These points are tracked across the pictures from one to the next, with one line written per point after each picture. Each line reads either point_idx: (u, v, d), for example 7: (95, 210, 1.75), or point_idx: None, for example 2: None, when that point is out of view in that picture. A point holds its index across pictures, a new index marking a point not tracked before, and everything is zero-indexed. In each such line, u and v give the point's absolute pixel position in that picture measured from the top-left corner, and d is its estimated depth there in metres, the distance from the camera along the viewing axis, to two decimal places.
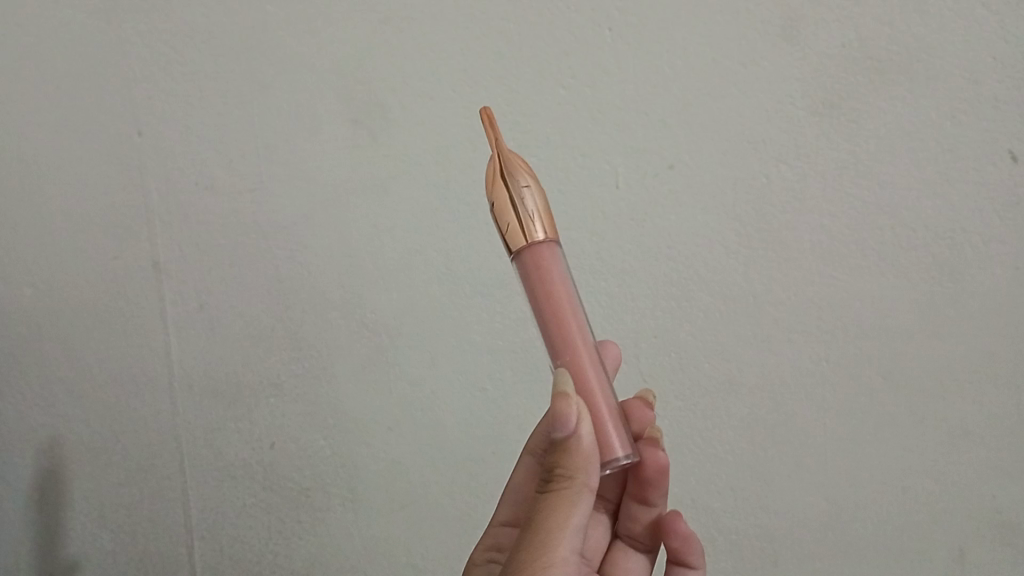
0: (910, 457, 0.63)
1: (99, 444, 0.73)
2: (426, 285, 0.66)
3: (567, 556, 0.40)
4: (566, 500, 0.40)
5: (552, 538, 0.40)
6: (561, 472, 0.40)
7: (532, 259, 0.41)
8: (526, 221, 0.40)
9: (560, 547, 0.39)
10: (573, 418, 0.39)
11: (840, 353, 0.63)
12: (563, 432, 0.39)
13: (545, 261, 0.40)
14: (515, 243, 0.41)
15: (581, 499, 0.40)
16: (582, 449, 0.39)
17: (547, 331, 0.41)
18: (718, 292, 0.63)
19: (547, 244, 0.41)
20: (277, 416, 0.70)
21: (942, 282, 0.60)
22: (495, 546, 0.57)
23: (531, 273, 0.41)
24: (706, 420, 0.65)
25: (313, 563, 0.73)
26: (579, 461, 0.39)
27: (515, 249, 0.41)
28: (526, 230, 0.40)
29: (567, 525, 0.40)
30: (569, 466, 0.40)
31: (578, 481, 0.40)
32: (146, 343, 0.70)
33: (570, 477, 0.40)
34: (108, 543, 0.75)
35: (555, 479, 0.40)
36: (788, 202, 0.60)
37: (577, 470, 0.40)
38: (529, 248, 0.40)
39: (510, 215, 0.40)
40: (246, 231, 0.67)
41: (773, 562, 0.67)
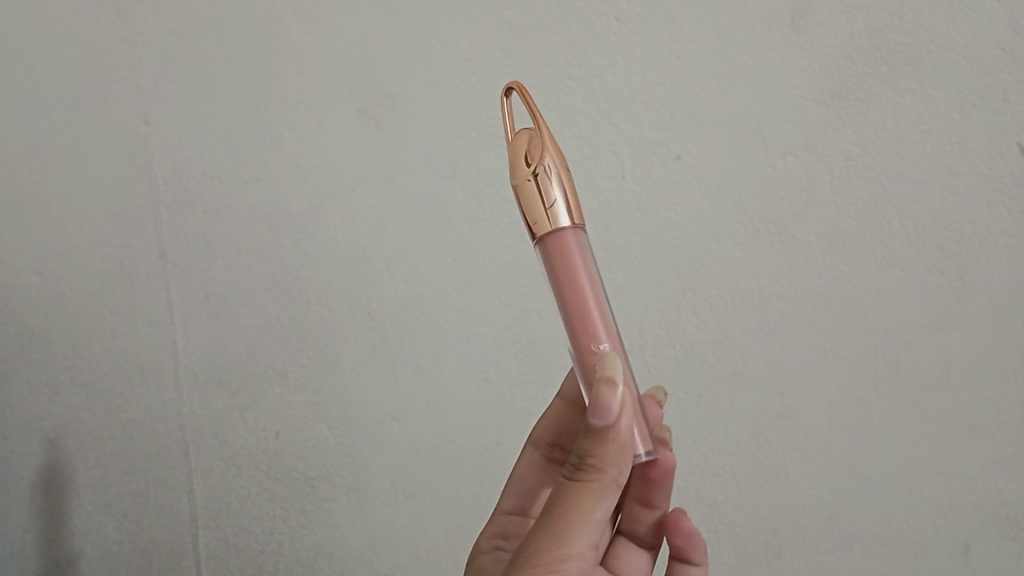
0: (916, 452, 0.63)
1: (107, 432, 0.74)
2: (430, 276, 0.65)
3: (582, 551, 0.39)
4: (593, 493, 0.38)
5: (573, 531, 0.38)
6: (589, 463, 0.38)
7: (558, 244, 0.39)
8: (553, 206, 0.39)
9: (576, 542, 0.38)
10: (615, 409, 0.37)
11: (846, 347, 0.62)
12: (601, 422, 0.37)
13: (570, 248, 0.39)
14: (541, 227, 0.39)
15: (607, 493, 0.38)
16: (616, 442, 0.38)
17: (572, 317, 0.40)
18: (723, 285, 0.62)
19: (573, 230, 0.39)
20: (282, 406, 0.71)
21: (950, 276, 0.59)
22: (501, 534, 0.57)
23: (557, 259, 0.39)
24: (711, 414, 0.65)
25: (317, 552, 0.74)
26: (613, 453, 0.38)
27: (541, 233, 0.39)
28: (551, 215, 0.39)
29: (589, 519, 0.38)
30: (601, 458, 0.38)
31: (607, 475, 0.38)
32: (153, 332, 0.70)
33: (600, 470, 0.38)
34: (115, 530, 0.76)
35: (582, 469, 0.39)
36: (794, 194, 0.59)
37: (607, 463, 0.38)
38: (555, 233, 0.39)
39: (535, 199, 0.39)
40: (251, 221, 0.67)
41: (778, 558, 0.66)
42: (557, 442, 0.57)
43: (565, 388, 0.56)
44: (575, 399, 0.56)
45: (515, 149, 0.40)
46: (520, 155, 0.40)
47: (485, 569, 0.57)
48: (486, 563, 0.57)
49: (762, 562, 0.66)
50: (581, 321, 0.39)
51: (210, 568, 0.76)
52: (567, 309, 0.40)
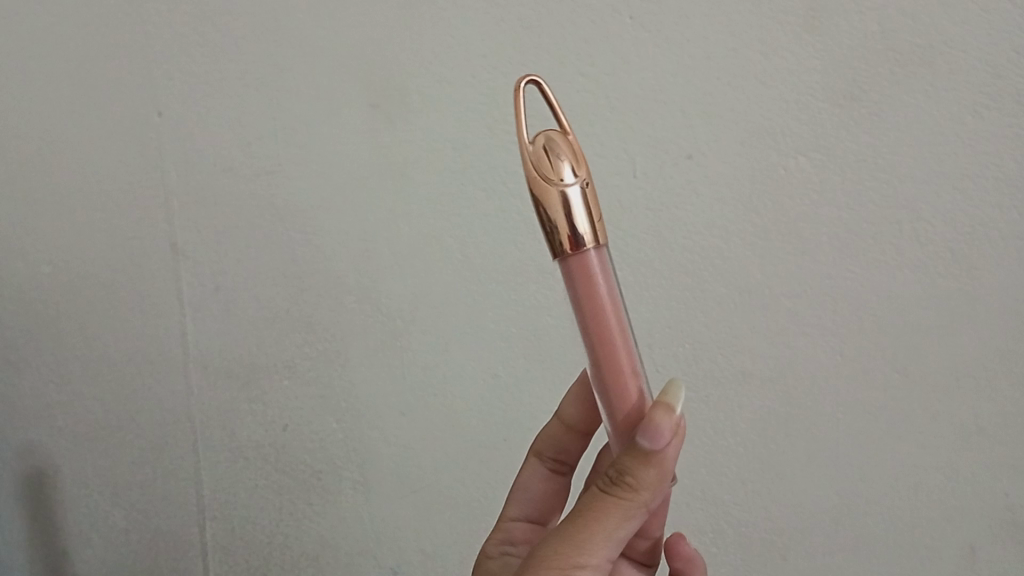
0: (923, 454, 0.63)
1: (116, 422, 0.74)
2: (440, 271, 0.66)
3: (599, 563, 0.38)
4: (623, 511, 0.38)
5: (592, 540, 0.38)
6: (626, 480, 0.38)
7: (582, 264, 0.37)
8: (578, 222, 0.37)
9: (595, 554, 0.38)
10: (665, 436, 0.37)
11: (855, 349, 0.62)
12: (646, 444, 0.37)
13: (594, 269, 0.38)
14: (565, 244, 0.37)
15: (635, 515, 0.38)
16: (657, 467, 0.38)
17: (595, 338, 0.39)
18: (734, 284, 0.62)
19: (596, 249, 0.38)
20: (290, 399, 0.71)
21: (960, 278, 0.59)
22: (507, 540, 0.58)
23: (581, 279, 0.38)
24: (718, 412, 0.65)
25: (324, 545, 0.74)
26: (652, 476, 0.38)
27: (563, 250, 0.37)
28: (576, 233, 0.37)
29: (611, 534, 0.38)
30: (639, 479, 0.38)
31: (639, 497, 0.38)
32: (163, 324, 0.71)
33: (635, 491, 0.38)
34: (122, 520, 0.77)
35: (618, 483, 0.38)
36: (806, 194, 0.59)
37: (643, 485, 0.38)
38: (579, 252, 0.37)
39: (559, 215, 0.37)
40: (262, 214, 0.67)
41: (781, 557, 0.67)
42: (558, 458, 0.58)
43: (563, 411, 0.56)
44: (571, 422, 0.56)
45: (532, 154, 0.37)
46: (537, 161, 0.37)
47: (491, 571, 0.56)
48: (491, 568, 0.56)
49: (766, 560, 0.67)
50: (602, 345, 0.39)
51: (217, 560, 0.76)
52: (588, 330, 0.39)
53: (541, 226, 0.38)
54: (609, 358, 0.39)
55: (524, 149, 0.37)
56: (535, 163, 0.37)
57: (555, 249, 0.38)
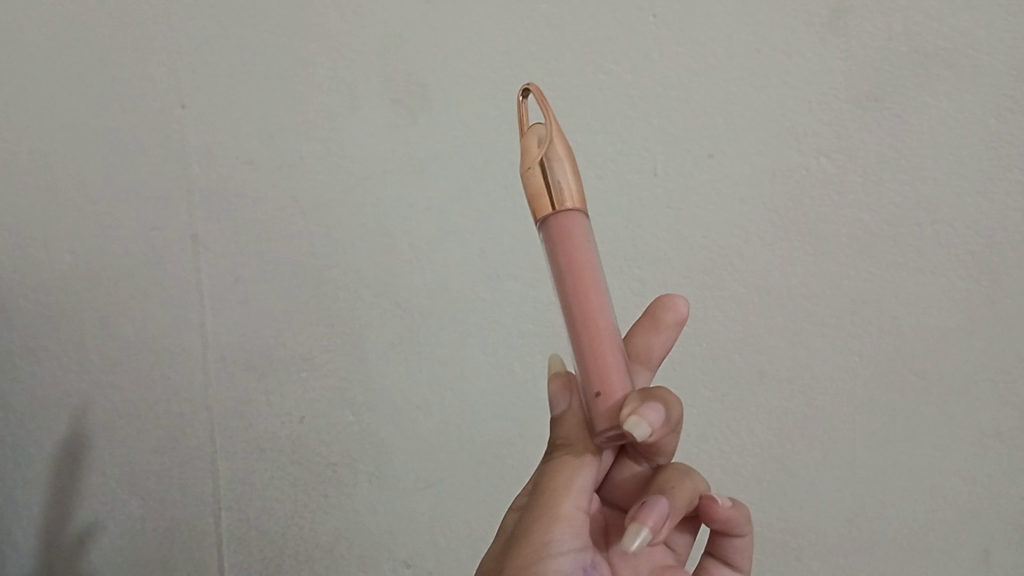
0: (940, 456, 0.63)
1: (134, 411, 0.74)
2: (460, 265, 0.66)
3: (572, 513, 0.40)
4: (571, 464, 0.40)
5: (558, 496, 0.40)
6: (561, 442, 0.41)
7: (558, 226, 0.37)
8: (554, 190, 0.37)
9: (565, 503, 0.40)
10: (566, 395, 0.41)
11: (873, 350, 0.62)
12: (557, 409, 0.41)
13: (570, 232, 0.37)
14: (544, 211, 0.37)
15: (584, 462, 0.40)
16: (579, 422, 0.41)
17: (572, 304, 0.38)
18: (752, 283, 0.62)
19: (574, 212, 0.37)
20: (307, 391, 0.71)
21: (979, 280, 0.59)
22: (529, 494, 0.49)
23: (558, 242, 0.37)
24: (735, 412, 0.64)
25: (338, 537, 0.74)
26: (577, 431, 0.41)
27: (543, 216, 0.38)
28: (554, 195, 0.37)
29: (573, 482, 0.40)
30: (569, 435, 0.41)
31: (578, 447, 0.41)
32: (182, 314, 0.71)
33: (570, 443, 0.41)
34: (136, 510, 0.77)
35: (556, 449, 0.41)
36: (826, 194, 0.59)
37: (576, 437, 0.41)
38: (556, 216, 0.37)
39: (540, 184, 0.37)
40: (283, 207, 0.67)
41: (797, 559, 0.66)
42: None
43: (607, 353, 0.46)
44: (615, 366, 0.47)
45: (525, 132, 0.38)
46: (528, 138, 0.38)
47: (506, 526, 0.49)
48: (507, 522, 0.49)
49: (783, 563, 0.66)
50: (579, 306, 0.37)
51: (230, 550, 0.76)
52: (566, 299, 0.38)
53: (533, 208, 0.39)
54: (582, 317, 0.37)
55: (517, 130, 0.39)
56: (525, 140, 0.38)
57: (539, 224, 0.38)
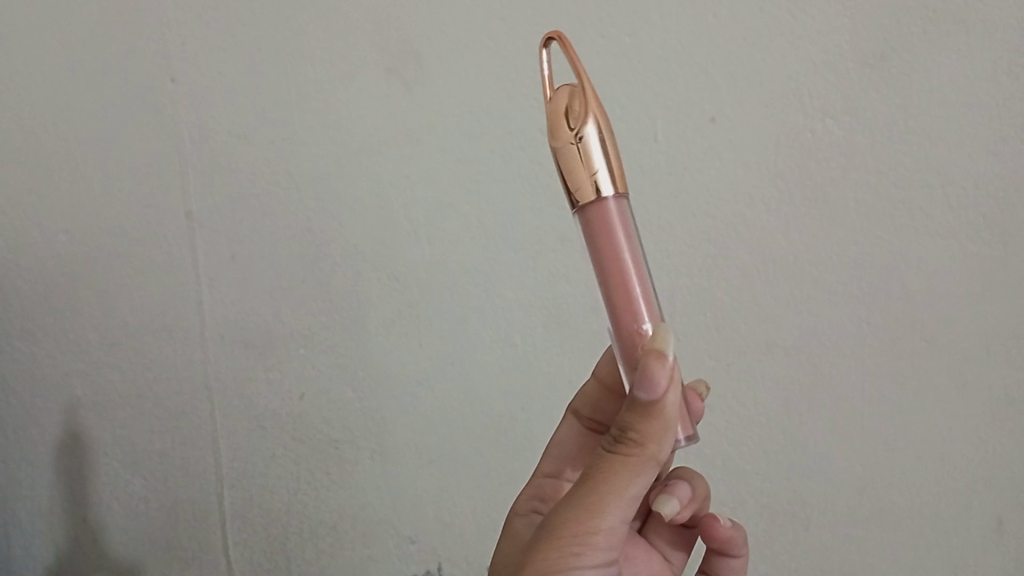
0: (951, 424, 0.61)
1: (133, 391, 0.74)
2: (460, 238, 0.64)
3: (611, 526, 0.37)
4: (630, 468, 0.37)
5: (605, 505, 0.37)
6: (630, 437, 0.37)
7: (602, 214, 0.37)
8: (598, 172, 0.36)
9: (608, 517, 0.37)
10: (662, 385, 0.36)
11: (882, 318, 0.60)
12: (648, 397, 0.37)
13: (613, 221, 0.37)
14: (584, 194, 0.37)
15: (645, 469, 0.37)
16: (661, 418, 0.37)
17: (618, 297, 0.38)
18: (757, 251, 0.60)
19: (616, 198, 0.37)
20: (307, 368, 0.70)
21: (992, 244, 0.57)
22: (538, 496, 0.53)
23: (604, 230, 0.37)
24: (739, 381, 0.63)
25: (342, 514, 0.74)
26: (658, 429, 0.37)
27: (583, 200, 0.37)
28: (597, 180, 0.37)
29: (622, 494, 0.37)
30: (644, 433, 0.37)
31: (646, 452, 0.37)
32: (179, 292, 0.70)
33: (642, 445, 0.37)
34: (139, 490, 0.76)
35: (622, 442, 0.38)
36: (834, 158, 0.58)
37: (650, 438, 0.37)
38: (596, 202, 0.37)
39: (583, 165, 0.36)
40: (278, 182, 0.66)
41: (804, 528, 0.65)
42: (596, 417, 0.53)
43: (600, 371, 0.52)
44: (610, 383, 0.52)
45: (555, 107, 0.37)
46: (563, 113, 0.37)
47: (517, 530, 0.52)
48: (517, 526, 0.53)
49: (790, 532, 0.66)
50: (631, 297, 0.38)
51: (235, 528, 0.76)
52: (614, 291, 0.38)
53: (563, 187, 0.38)
54: (631, 311, 0.38)
55: (548, 104, 0.38)
56: (558, 116, 0.37)
57: (575, 207, 0.38)
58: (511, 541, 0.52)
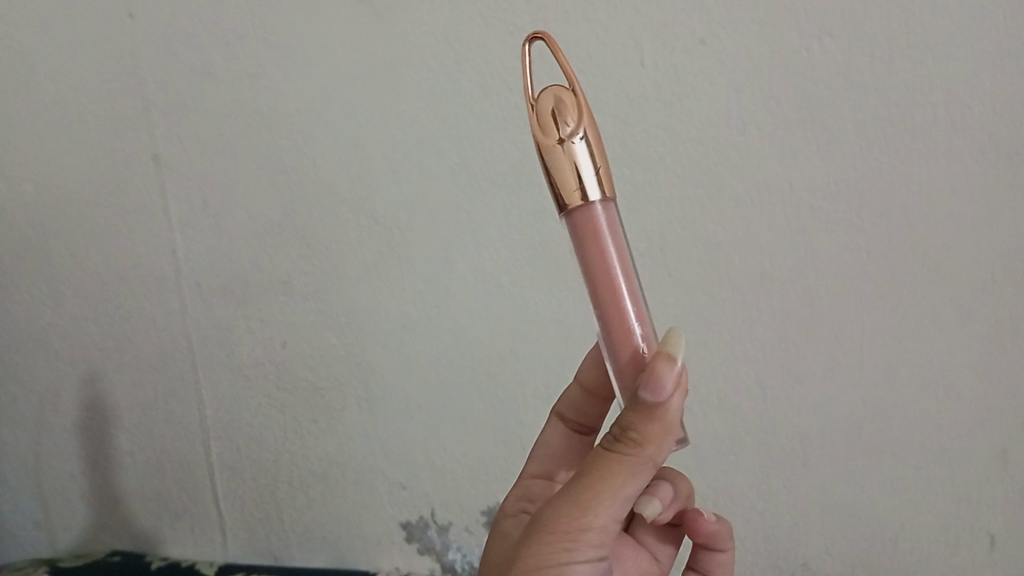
0: (956, 354, 0.59)
1: (113, 343, 0.72)
2: (438, 176, 0.61)
3: (603, 525, 0.36)
4: (627, 469, 0.35)
5: (598, 504, 0.36)
6: (630, 437, 0.35)
7: (589, 218, 0.36)
8: (584, 177, 0.35)
9: (599, 515, 0.36)
10: (668, 387, 0.34)
11: (883, 246, 0.57)
12: (652, 399, 0.34)
13: (601, 226, 0.36)
14: (571, 198, 0.36)
15: (641, 471, 0.35)
16: (664, 420, 0.35)
17: (606, 301, 0.37)
18: (751, 180, 0.58)
19: (603, 203, 0.36)
20: (288, 315, 0.68)
21: (998, 165, 0.54)
22: (525, 497, 0.51)
23: (592, 234, 0.36)
24: (734, 317, 0.61)
25: (332, 462, 0.72)
26: (658, 430, 0.35)
27: (570, 205, 0.36)
28: (583, 185, 0.35)
29: (617, 493, 0.36)
30: (644, 434, 0.35)
31: (645, 454, 0.35)
32: (152, 240, 0.68)
33: (641, 447, 0.35)
34: (127, 442, 0.75)
35: (620, 442, 0.36)
36: (831, 78, 0.54)
37: (649, 440, 0.35)
38: (584, 206, 0.36)
39: (569, 171, 0.35)
40: (247, 121, 0.63)
41: (803, 462, 0.64)
42: (581, 419, 0.51)
43: (581, 374, 0.50)
44: (593, 388, 0.50)
45: (539, 110, 0.36)
46: (548, 116, 0.36)
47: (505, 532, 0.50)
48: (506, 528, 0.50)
49: (787, 465, 0.65)
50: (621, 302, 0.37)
51: (224, 478, 0.75)
52: (604, 295, 0.37)
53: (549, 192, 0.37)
54: (620, 315, 0.37)
55: (532, 110, 0.36)
56: (542, 121, 0.36)
57: (562, 211, 0.36)
58: (500, 542, 0.49)
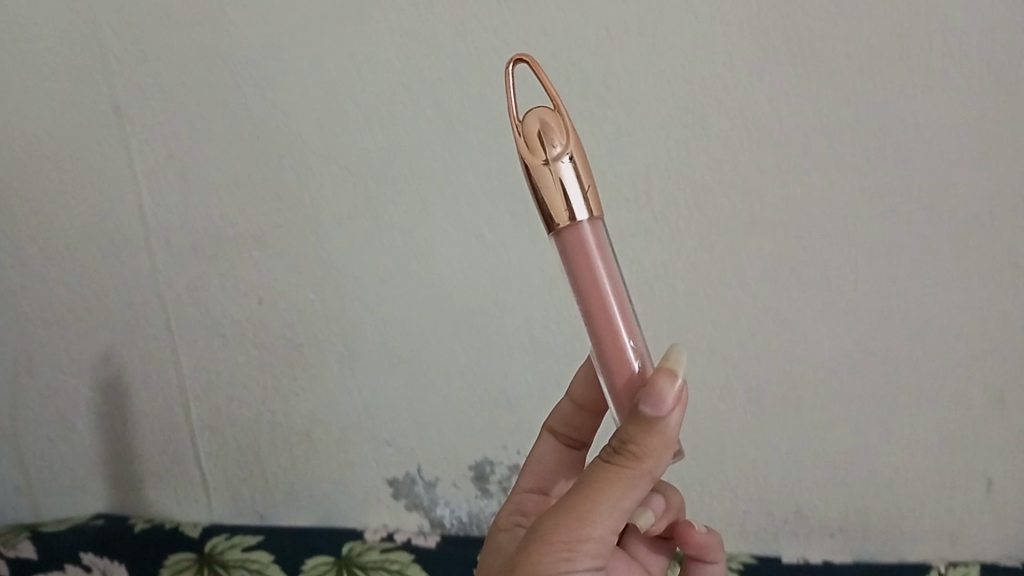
0: (952, 294, 0.57)
1: (82, 304, 0.70)
2: (413, 122, 0.58)
3: (602, 537, 0.35)
4: (626, 482, 0.34)
5: (597, 514, 0.34)
6: (630, 450, 0.34)
7: (578, 238, 0.34)
8: (571, 196, 0.34)
9: (598, 526, 0.34)
10: (669, 402, 0.33)
11: (878, 185, 0.55)
12: (652, 413, 0.34)
13: (591, 245, 0.34)
14: (558, 218, 0.34)
15: (641, 484, 0.34)
16: (664, 436, 0.34)
17: (599, 321, 0.35)
18: (740, 118, 0.55)
19: (592, 221, 0.34)
20: (262, 271, 0.66)
21: (998, 97, 0.52)
22: (519, 511, 0.50)
23: (582, 254, 0.34)
24: (723, 263, 0.59)
25: (314, 421, 0.71)
26: (658, 445, 0.34)
27: (558, 225, 0.34)
28: (570, 204, 0.34)
29: (616, 506, 0.34)
30: (644, 447, 0.34)
31: (644, 467, 0.34)
32: (118, 196, 0.65)
33: (640, 459, 0.34)
34: (103, 405, 0.73)
35: (619, 455, 0.35)
36: (824, 7, 0.51)
37: (649, 454, 0.34)
38: (573, 226, 0.34)
39: (556, 192, 0.33)
40: (211, 69, 0.60)
41: (795, 410, 0.63)
42: (573, 434, 0.51)
43: (573, 390, 0.50)
44: (586, 403, 0.49)
45: (523, 128, 0.34)
46: (532, 134, 0.34)
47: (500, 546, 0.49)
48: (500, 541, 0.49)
49: (779, 413, 0.63)
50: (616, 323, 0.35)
51: (205, 439, 0.73)
52: (598, 317, 0.35)
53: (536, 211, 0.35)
54: (614, 336, 0.35)
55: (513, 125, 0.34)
56: (526, 139, 0.34)
57: (550, 232, 0.35)
58: (495, 555, 0.48)
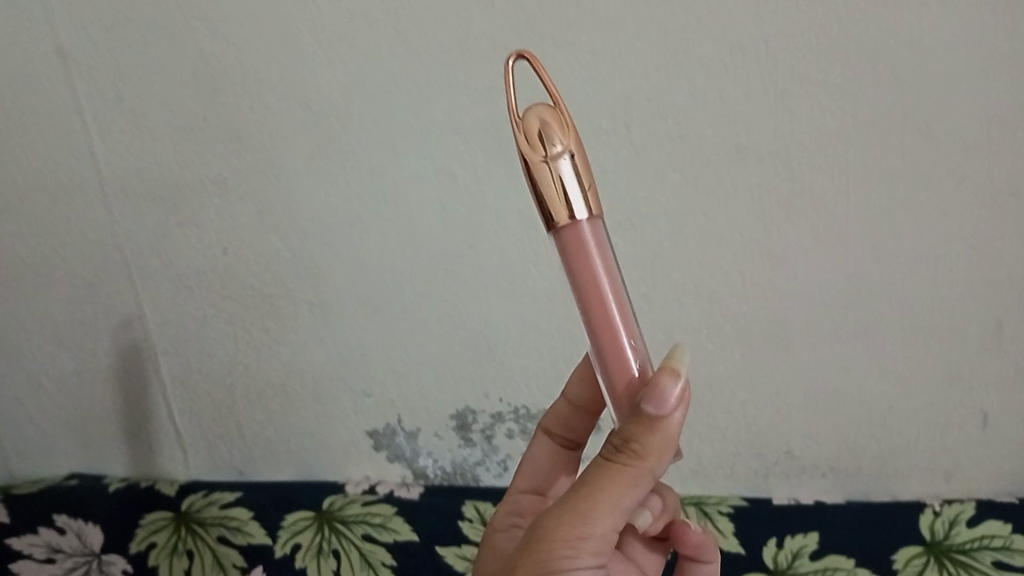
0: (948, 223, 0.55)
1: (40, 258, 0.67)
2: (376, 55, 0.55)
3: (603, 536, 0.34)
4: (627, 480, 0.34)
5: (599, 513, 0.33)
6: (631, 448, 0.34)
7: (578, 236, 0.34)
8: (571, 195, 0.33)
9: (600, 524, 0.33)
10: (672, 400, 0.33)
11: (870, 109, 0.52)
12: (655, 411, 0.33)
13: (591, 243, 0.34)
14: (558, 216, 0.34)
15: (643, 483, 0.34)
16: (666, 433, 0.34)
17: (601, 320, 0.35)
18: (724, 40, 0.51)
19: (592, 220, 0.34)
20: (225, 219, 0.62)
21: (999, 9, 0.49)
22: (516, 512, 0.49)
23: (584, 252, 0.34)
24: (708, 198, 0.56)
25: (288, 373, 0.68)
26: (660, 443, 0.34)
27: (557, 223, 0.34)
28: (570, 202, 0.33)
29: (617, 504, 0.34)
30: (646, 445, 0.34)
31: (646, 465, 0.34)
32: (68, 143, 0.62)
33: (641, 457, 0.34)
34: (69, 363, 0.71)
35: (620, 454, 0.34)
36: None
37: (651, 453, 0.34)
38: (572, 224, 0.34)
39: (556, 191, 0.33)
40: (156, 3, 0.56)
41: (785, 349, 0.60)
42: (568, 434, 0.50)
43: (568, 389, 0.48)
44: (582, 404, 0.48)
45: (522, 124, 0.34)
46: (533, 130, 0.33)
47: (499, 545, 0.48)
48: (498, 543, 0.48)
49: (769, 352, 0.60)
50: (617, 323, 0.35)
51: (177, 395, 0.71)
52: (599, 315, 0.35)
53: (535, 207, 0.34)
54: (614, 335, 0.35)
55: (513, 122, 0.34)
56: (526, 137, 0.33)
57: (550, 228, 0.34)
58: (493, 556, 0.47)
